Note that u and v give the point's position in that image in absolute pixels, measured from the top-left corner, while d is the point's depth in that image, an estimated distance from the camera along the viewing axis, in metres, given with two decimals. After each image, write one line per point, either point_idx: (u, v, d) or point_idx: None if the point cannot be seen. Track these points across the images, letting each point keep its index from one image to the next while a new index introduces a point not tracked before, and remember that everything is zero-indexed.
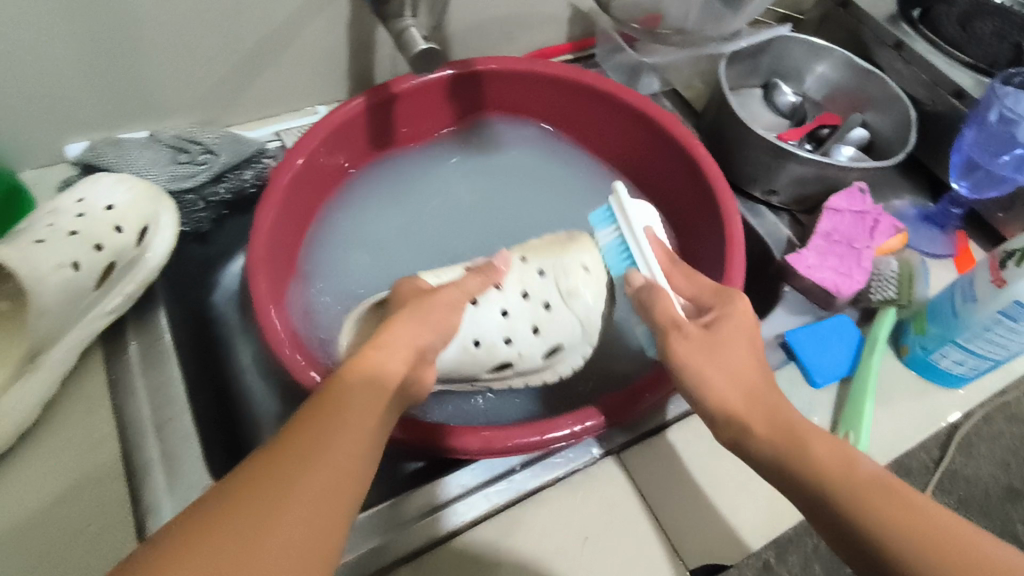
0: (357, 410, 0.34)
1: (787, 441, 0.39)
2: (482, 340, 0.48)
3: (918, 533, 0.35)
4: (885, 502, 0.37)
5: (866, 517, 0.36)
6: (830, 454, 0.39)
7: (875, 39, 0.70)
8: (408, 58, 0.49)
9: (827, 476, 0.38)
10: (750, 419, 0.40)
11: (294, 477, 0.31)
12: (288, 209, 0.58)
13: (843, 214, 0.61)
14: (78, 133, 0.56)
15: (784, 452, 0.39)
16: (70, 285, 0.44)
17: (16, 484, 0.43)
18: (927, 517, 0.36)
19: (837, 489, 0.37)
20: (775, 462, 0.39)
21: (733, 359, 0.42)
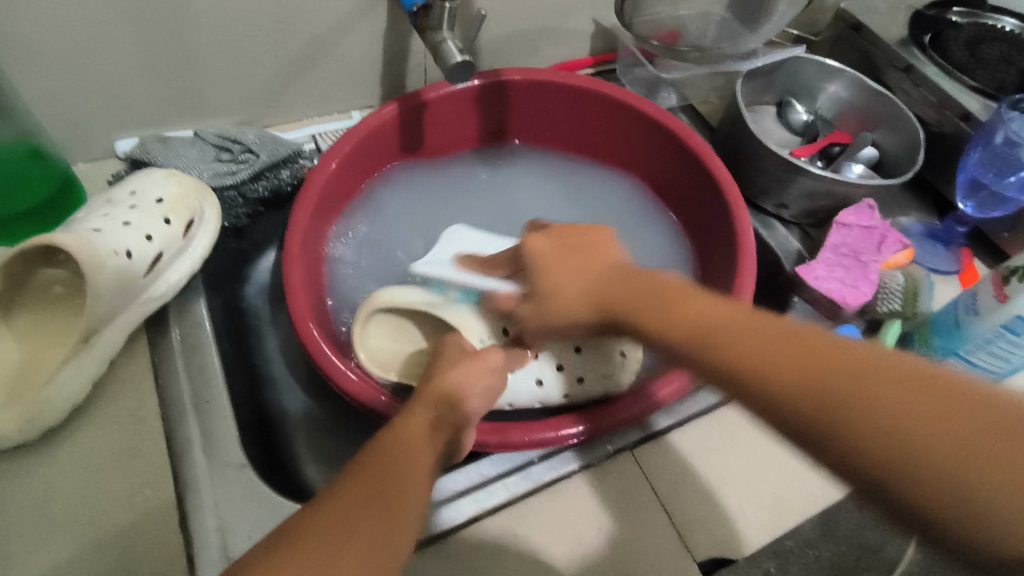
0: (416, 444, 0.38)
1: (653, 298, 0.38)
2: (516, 404, 0.53)
3: (920, 406, 0.27)
4: (879, 371, 0.29)
5: (836, 392, 0.28)
6: (774, 325, 0.32)
7: (885, 61, 0.73)
8: (444, 68, 0.52)
9: (758, 343, 0.32)
10: (709, 337, 0.34)
11: (382, 469, 0.35)
12: (321, 209, 0.61)
13: (851, 229, 0.64)
14: (129, 130, 0.59)
15: (690, 316, 0.35)
16: (124, 271, 0.47)
17: (68, 455, 0.45)
18: (819, 350, 0.30)
19: (778, 366, 0.30)
20: (656, 316, 0.37)
21: (575, 264, 0.45)
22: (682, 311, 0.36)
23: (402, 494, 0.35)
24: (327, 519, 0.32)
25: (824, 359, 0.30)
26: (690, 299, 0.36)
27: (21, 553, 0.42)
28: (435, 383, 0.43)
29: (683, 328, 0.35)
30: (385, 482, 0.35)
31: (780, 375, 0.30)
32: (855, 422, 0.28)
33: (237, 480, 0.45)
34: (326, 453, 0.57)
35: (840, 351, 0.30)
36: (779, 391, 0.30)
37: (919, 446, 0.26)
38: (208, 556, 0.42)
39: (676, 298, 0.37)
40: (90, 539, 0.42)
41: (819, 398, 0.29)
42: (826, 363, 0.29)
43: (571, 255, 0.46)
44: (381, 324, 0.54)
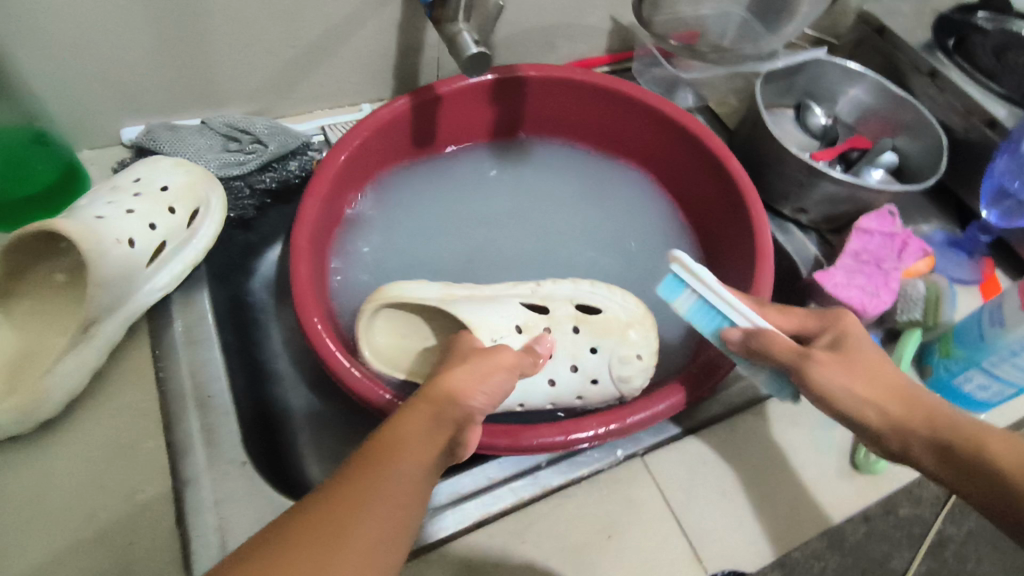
0: (416, 448, 0.35)
1: (894, 391, 0.40)
2: (528, 404, 0.52)
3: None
4: (1004, 448, 0.37)
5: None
6: (878, 374, 0.41)
7: (909, 66, 0.71)
8: (460, 61, 0.51)
9: (917, 419, 0.39)
10: (906, 415, 0.40)
11: (388, 468, 0.34)
12: (330, 203, 0.59)
13: (873, 235, 0.62)
14: (137, 116, 0.58)
15: (862, 390, 0.41)
16: (127, 260, 0.46)
17: (63, 447, 0.44)
18: (989, 433, 0.38)
19: (965, 441, 0.38)
20: (847, 391, 0.40)
21: (872, 369, 0.41)
22: (858, 373, 0.41)
23: (391, 505, 0.33)
24: (309, 530, 0.30)
25: (972, 435, 0.38)
26: (863, 359, 0.42)
27: (13, 548, 0.40)
28: (443, 378, 0.39)
29: (865, 397, 0.40)
30: (374, 491, 0.33)
31: (954, 442, 0.38)
32: (1001, 472, 0.37)
33: (238, 479, 0.44)
34: (329, 452, 0.56)
35: (939, 414, 0.39)
36: (970, 459, 0.37)
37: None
38: (205, 557, 0.41)
39: (861, 354, 0.42)
40: (83, 535, 0.41)
41: (1007, 468, 0.37)
42: (1006, 445, 0.37)
43: (859, 356, 0.42)
44: (390, 319, 0.52)
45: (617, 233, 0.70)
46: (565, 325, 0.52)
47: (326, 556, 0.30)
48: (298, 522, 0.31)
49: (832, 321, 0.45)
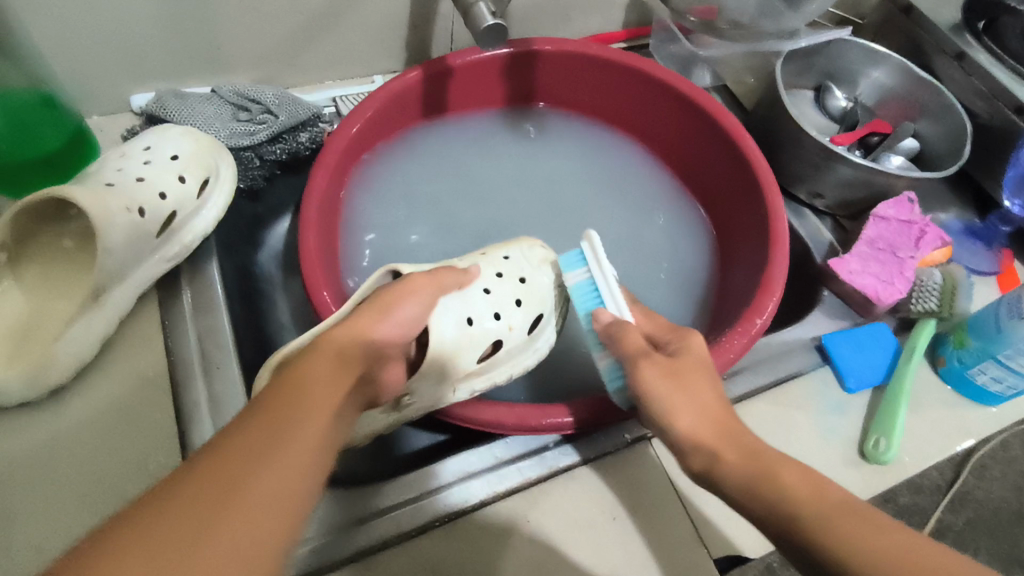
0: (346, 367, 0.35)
1: (718, 442, 0.40)
2: (476, 322, 0.48)
3: (826, 511, 0.34)
4: (816, 488, 0.35)
5: (784, 487, 0.36)
6: (745, 441, 0.39)
7: (935, 47, 0.69)
8: (474, 31, 0.49)
9: (747, 466, 0.38)
10: (724, 448, 0.39)
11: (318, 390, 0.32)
12: (339, 174, 0.59)
13: (889, 222, 0.61)
14: (146, 83, 0.57)
15: (739, 462, 0.38)
16: (136, 229, 0.45)
17: (72, 413, 0.44)
18: (825, 486, 0.36)
19: (806, 497, 0.35)
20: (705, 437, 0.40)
21: (697, 389, 0.42)
22: (678, 414, 0.41)
23: (303, 440, 0.29)
24: (218, 457, 0.27)
25: (786, 480, 0.36)
26: (688, 380, 0.43)
27: (26, 510, 0.41)
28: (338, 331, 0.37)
29: (692, 418, 0.41)
30: (273, 430, 0.29)
31: (748, 481, 0.37)
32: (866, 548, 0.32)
33: None
34: None
35: (807, 474, 0.36)
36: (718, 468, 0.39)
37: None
38: None
39: (688, 374, 0.43)
40: (91, 498, 0.41)
41: (800, 497, 0.35)
42: (816, 497, 0.35)
43: (694, 375, 0.43)
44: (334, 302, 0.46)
45: (647, 212, 0.69)
46: (489, 277, 0.51)
47: (220, 507, 0.25)
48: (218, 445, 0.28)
49: (683, 334, 0.47)
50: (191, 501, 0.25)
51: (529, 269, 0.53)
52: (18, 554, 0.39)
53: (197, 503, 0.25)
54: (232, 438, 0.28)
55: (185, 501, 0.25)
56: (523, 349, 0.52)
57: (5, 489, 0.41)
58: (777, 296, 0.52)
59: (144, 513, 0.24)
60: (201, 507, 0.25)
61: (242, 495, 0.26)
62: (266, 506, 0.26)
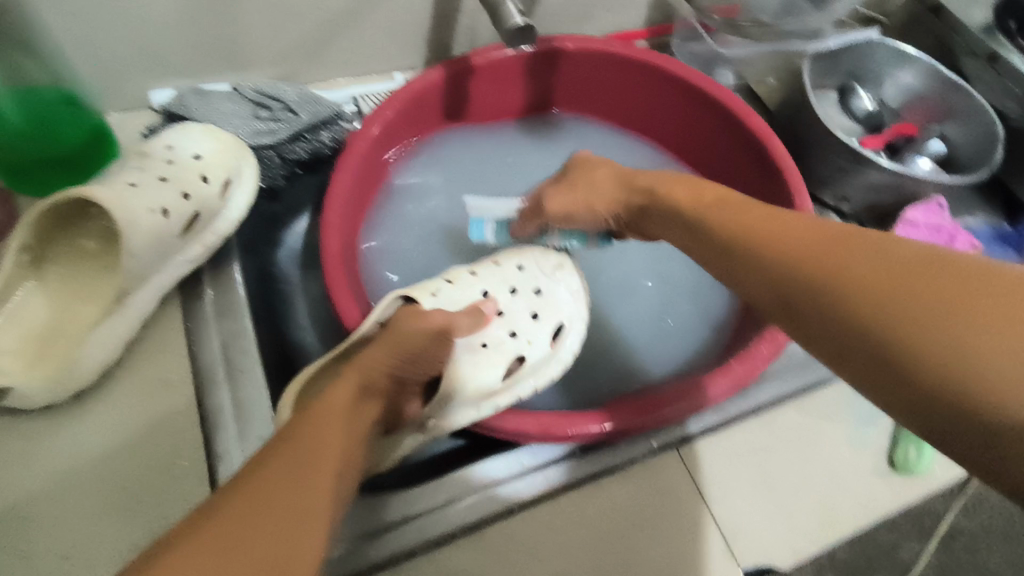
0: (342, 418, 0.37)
1: (740, 232, 0.38)
2: (488, 343, 0.50)
3: (842, 281, 0.31)
4: (846, 249, 0.32)
5: (806, 253, 0.33)
6: (778, 226, 0.36)
7: (965, 48, 0.68)
8: (502, 31, 0.49)
9: (742, 236, 0.38)
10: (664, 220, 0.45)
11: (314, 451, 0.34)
12: (361, 175, 0.58)
13: (918, 227, 0.60)
14: (165, 79, 0.56)
15: (759, 232, 0.37)
16: (160, 231, 0.44)
17: (95, 417, 0.44)
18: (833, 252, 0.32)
19: (828, 267, 0.32)
20: (733, 234, 0.38)
21: (600, 180, 0.51)
22: (597, 201, 0.51)
23: (311, 483, 0.32)
24: (216, 518, 0.29)
25: (797, 253, 0.34)
26: (596, 176, 0.51)
27: (50, 516, 0.40)
28: (343, 386, 0.40)
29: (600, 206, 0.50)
30: (267, 495, 0.31)
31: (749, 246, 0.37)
32: (840, 283, 0.31)
33: None
34: None
35: (812, 250, 0.33)
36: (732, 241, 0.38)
37: (949, 324, 0.27)
38: None
39: (589, 173, 0.52)
40: (115, 504, 0.41)
41: (788, 252, 0.34)
42: (826, 268, 0.32)
43: (597, 179, 0.52)
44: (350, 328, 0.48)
45: None
46: (504, 295, 0.52)
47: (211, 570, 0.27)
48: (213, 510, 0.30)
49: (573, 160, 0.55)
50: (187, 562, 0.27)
51: (545, 279, 0.54)
52: (43, 561, 0.39)
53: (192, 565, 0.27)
54: (229, 500, 0.30)
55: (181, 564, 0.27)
56: (548, 361, 0.51)
57: (28, 495, 0.41)
58: None
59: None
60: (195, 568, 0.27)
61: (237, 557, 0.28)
62: (280, 522, 0.30)
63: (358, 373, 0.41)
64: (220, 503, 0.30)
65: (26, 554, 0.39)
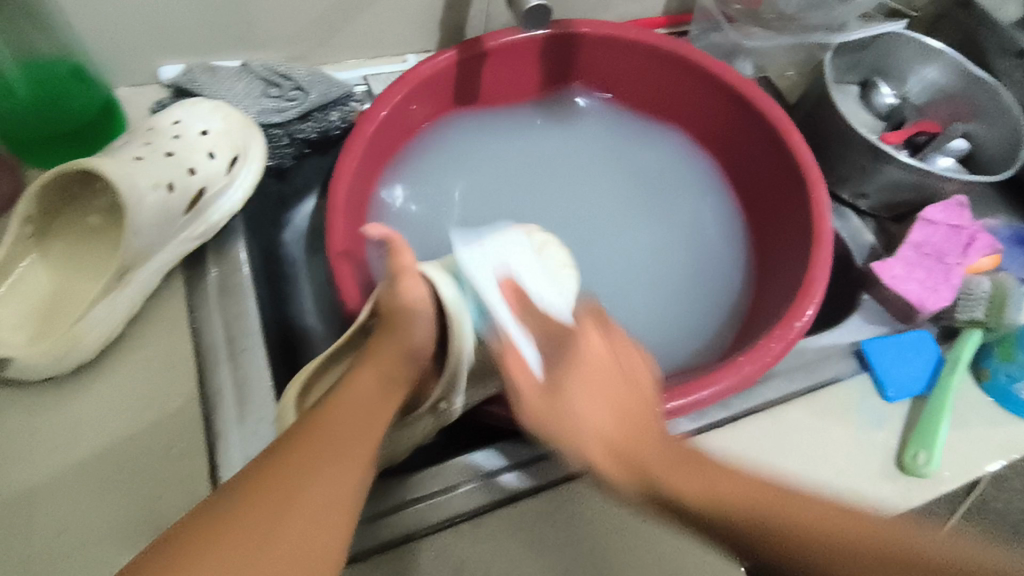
0: (363, 410, 0.37)
1: (664, 466, 0.37)
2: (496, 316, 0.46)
3: (769, 517, 0.34)
4: (754, 486, 0.36)
5: (716, 502, 0.35)
6: (697, 468, 0.37)
7: (995, 45, 0.66)
8: (517, 13, 0.48)
9: (662, 468, 0.37)
10: (618, 448, 0.39)
11: (326, 451, 0.34)
12: (369, 158, 0.57)
13: (938, 226, 0.58)
14: (176, 56, 0.56)
15: (677, 473, 0.36)
16: (165, 205, 0.44)
17: (96, 393, 0.44)
18: (747, 481, 0.36)
19: (731, 502, 0.35)
20: (663, 469, 0.37)
21: (598, 383, 0.42)
22: (587, 404, 0.41)
23: (324, 484, 0.33)
24: (230, 518, 0.30)
25: (722, 491, 0.35)
26: (596, 378, 0.42)
27: (49, 489, 0.40)
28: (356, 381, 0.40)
29: (609, 427, 0.40)
30: (279, 497, 0.31)
31: (689, 495, 0.35)
32: (722, 518, 0.35)
33: (266, 439, 0.42)
34: None
35: (753, 500, 0.35)
36: (665, 485, 0.36)
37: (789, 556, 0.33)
38: None
39: (596, 379, 0.42)
40: (113, 480, 0.41)
41: (702, 509, 0.35)
42: (758, 492, 0.35)
43: (619, 384, 0.42)
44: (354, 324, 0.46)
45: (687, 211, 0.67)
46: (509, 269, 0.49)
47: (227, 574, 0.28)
48: (225, 510, 0.30)
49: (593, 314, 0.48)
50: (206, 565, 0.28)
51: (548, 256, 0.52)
52: (41, 534, 0.39)
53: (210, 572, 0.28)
54: (241, 501, 0.31)
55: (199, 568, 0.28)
56: None
57: (28, 467, 0.41)
58: (817, 298, 0.50)
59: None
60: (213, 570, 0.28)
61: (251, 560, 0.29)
62: (310, 523, 0.31)
63: (373, 371, 0.41)
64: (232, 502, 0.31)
65: (25, 526, 0.39)
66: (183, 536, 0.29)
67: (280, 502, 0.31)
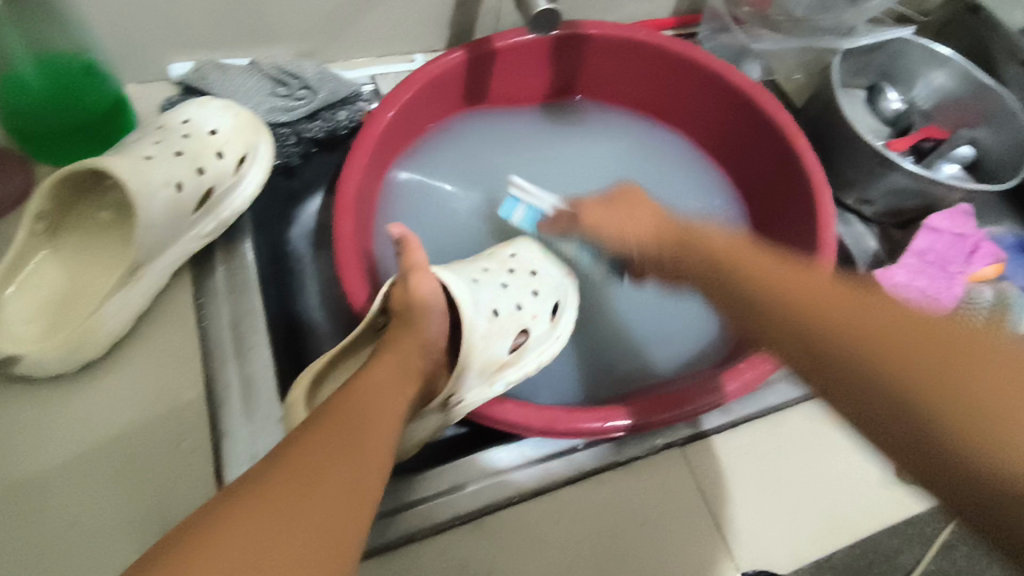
0: (383, 399, 0.39)
1: (784, 287, 0.37)
2: (498, 311, 0.49)
3: (921, 337, 0.29)
4: (857, 318, 0.32)
5: (812, 306, 0.34)
6: (824, 288, 0.35)
7: (1003, 52, 0.66)
8: (528, 16, 0.48)
9: (781, 289, 0.37)
10: (731, 263, 0.42)
11: (351, 438, 0.34)
12: (376, 157, 0.57)
13: (942, 234, 0.59)
14: (185, 52, 0.56)
15: (782, 287, 0.37)
16: (174, 204, 0.44)
17: (104, 389, 0.44)
18: (856, 294, 0.34)
19: (819, 316, 0.33)
20: (784, 313, 0.35)
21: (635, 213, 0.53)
22: (763, 266, 0.40)
23: (355, 467, 0.33)
24: (266, 494, 0.30)
25: (818, 300, 0.34)
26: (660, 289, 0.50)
27: (58, 484, 0.41)
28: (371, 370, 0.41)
29: (750, 277, 0.39)
30: (310, 478, 0.31)
31: (794, 301, 0.35)
32: (799, 321, 0.34)
33: (273, 435, 0.43)
34: None
35: (854, 305, 0.33)
36: (808, 318, 0.34)
37: (891, 347, 0.30)
38: None
39: (636, 208, 0.53)
40: (122, 475, 0.42)
41: (808, 337, 0.33)
42: (892, 315, 0.31)
43: (638, 210, 0.53)
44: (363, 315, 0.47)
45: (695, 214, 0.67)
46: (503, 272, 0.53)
47: (271, 546, 0.28)
48: (261, 488, 0.30)
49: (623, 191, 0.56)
50: (253, 537, 0.28)
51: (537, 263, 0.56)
52: (51, 527, 0.40)
53: (258, 543, 0.28)
54: (277, 479, 0.31)
55: (246, 538, 0.28)
56: (549, 336, 0.53)
57: (38, 461, 0.42)
58: None
59: (195, 550, 0.27)
60: (265, 543, 0.28)
61: (295, 537, 0.29)
62: (341, 504, 0.32)
63: (386, 363, 0.42)
64: (266, 481, 0.31)
65: (35, 517, 0.40)
66: (218, 514, 0.29)
67: (312, 482, 0.31)
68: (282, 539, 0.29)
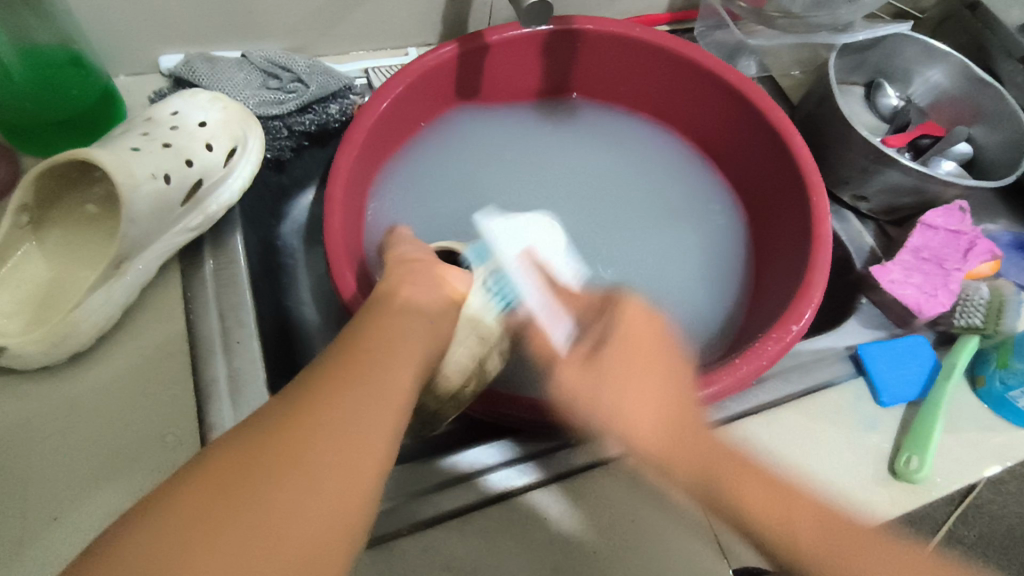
0: (387, 370, 0.34)
1: (674, 447, 0.40)
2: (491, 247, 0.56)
3: (792, 509, 0.38)
4: (772, 485, 0.39)
5: (753, 513, 0.38)
6: (752, 474, 0.39)
7: (1000, 49, 0.66)
8: (519, 9, 0.48)
9: (716, 474, 0.39)
10: (664, 449, 0.40)
11: (340, 415, 0.30)
12: (367, 150, 0.57)
13: (937, 232, 0.58)
14: (176, 45, 0.56)
15: (731, 494, 0.39)
16: (161, 196, 0.44)
17: (90, 382, 0.44)
18: (789, 492, 0.39)
19: (745, 499, 0.38)
20: (724, 497, 0.39)
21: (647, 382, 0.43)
22: (630, 392, 0.43)
23: (336, 450, 0.29)
24: (221, 475, 0.27)
25: (739, 490, 0.39)
26: (641, 354, 0.45)
27: (40, 477, 0.41)
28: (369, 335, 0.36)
29: (634, 416, 0.42)
30: (273, 460, 0.28)
31: (722, 493, 0.39)
32: (740, 517, 0.38)
33: None
34: None
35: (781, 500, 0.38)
36: (735, 498, 0.38)
37: (790, 527, 0.38)
38: None
39: (637, 350, 0.45)
40: (105, 469, 0.41)
41: (740, 517, 0.38)
42: (789, 496, 0.39)
43: (648, 378, 0.43)
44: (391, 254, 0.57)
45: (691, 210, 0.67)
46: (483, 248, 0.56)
47: (220, 531, 0.26)
48: (218, 469, 0.27)
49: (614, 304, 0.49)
50: (198, 520, 0.26)
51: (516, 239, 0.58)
52: (33, 521, 0.39)
53: (201, 526, 0.25)
54: (236, 463, 0.28)
55: (193, 522, 0.26)
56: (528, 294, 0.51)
57: (22, 454, 0.41)
58: (817, 298, 0.50)
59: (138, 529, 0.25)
60: (212, 526, 0.26)
61: (252, 526, 0.26)
62: (313, 496, 0.28)
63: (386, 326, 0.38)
64: (227, 460, 0.28)
65: (17, 510, 0.39)
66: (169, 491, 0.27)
67: (280, 466, 0.28)
68: (233, 527, 0.26)
